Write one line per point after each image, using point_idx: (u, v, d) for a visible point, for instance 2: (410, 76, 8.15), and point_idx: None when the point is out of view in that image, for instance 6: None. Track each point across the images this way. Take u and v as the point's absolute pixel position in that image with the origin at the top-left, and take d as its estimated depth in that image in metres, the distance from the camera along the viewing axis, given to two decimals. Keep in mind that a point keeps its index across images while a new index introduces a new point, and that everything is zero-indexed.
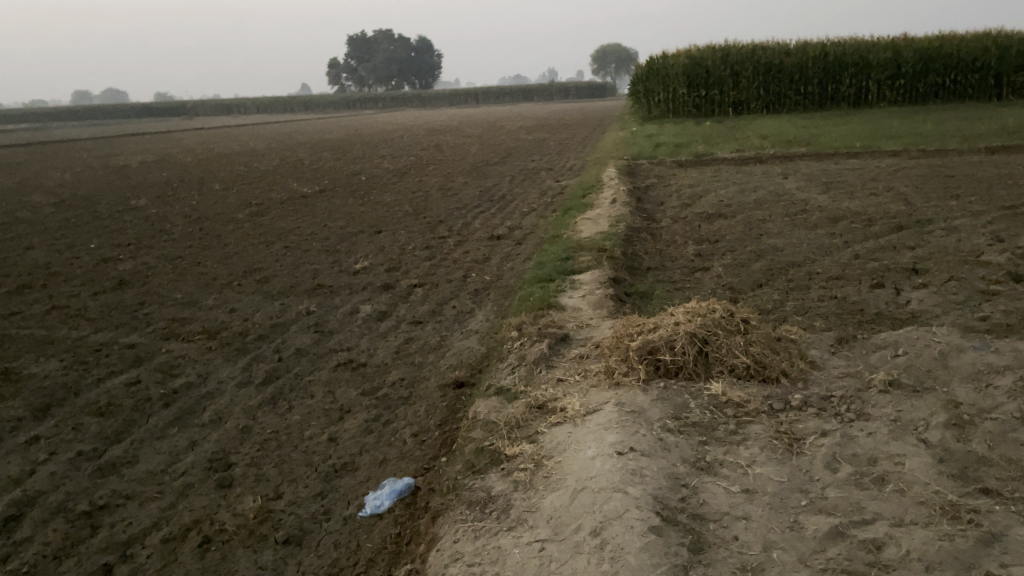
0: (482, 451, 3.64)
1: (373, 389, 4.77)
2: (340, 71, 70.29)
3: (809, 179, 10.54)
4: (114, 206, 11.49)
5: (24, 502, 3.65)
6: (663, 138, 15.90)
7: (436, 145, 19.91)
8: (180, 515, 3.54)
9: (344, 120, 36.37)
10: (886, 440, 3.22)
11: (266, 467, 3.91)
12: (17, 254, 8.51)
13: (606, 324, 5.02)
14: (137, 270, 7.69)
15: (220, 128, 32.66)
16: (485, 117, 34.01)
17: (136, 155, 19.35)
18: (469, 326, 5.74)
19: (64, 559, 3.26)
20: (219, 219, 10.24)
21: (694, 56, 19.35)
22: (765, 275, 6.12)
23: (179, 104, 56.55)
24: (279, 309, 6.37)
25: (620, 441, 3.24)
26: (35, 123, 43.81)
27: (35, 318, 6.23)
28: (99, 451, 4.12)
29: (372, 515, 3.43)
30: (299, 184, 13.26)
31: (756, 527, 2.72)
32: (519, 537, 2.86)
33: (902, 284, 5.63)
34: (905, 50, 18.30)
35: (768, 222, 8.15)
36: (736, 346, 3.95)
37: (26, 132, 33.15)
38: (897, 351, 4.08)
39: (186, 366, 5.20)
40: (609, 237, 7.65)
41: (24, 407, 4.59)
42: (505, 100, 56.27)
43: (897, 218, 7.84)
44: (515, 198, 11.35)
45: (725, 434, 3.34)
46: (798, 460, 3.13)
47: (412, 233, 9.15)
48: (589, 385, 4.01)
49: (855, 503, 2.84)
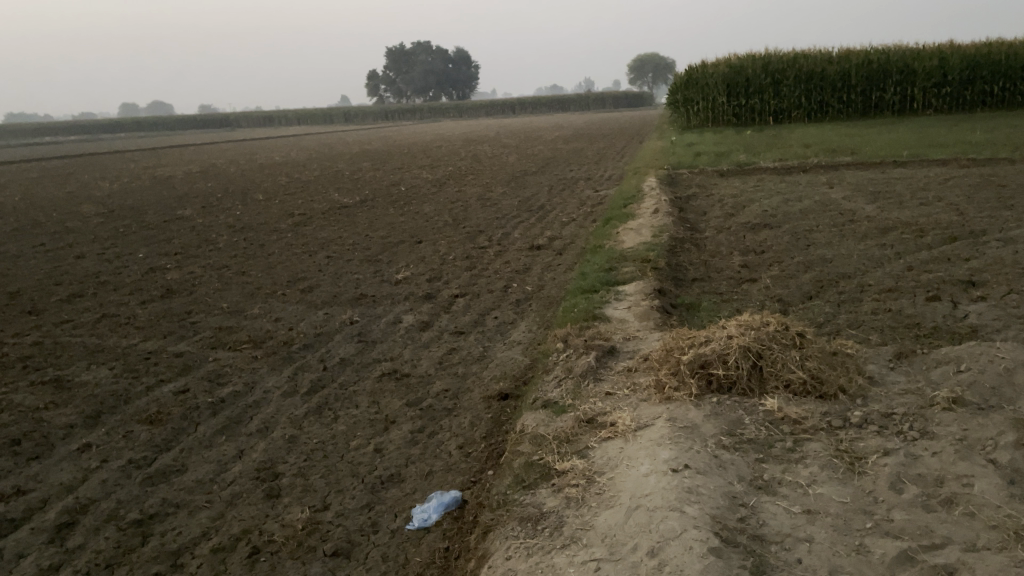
0: (531, 465, 3.59)
1: (417, 400, 4.74)
2: (379, 83, 71.21)
3: (855, 188, 10.33)
4: (161, 216, 11.69)
5: (77, 509, 3.68)
6: (703, 147, 15.71)
7: (475, 155, 19.96)
8: (230, 525, 3.55)
9: (381, 131, 36.65)
10: (953, 460, 3.10)
11: (313, 478, 3.90)
12: (68, 263, 8.69)
13: (653, 337, 4.94)
14: (183, 279, 7.82)
15: (261, 139, 33.21)
16: (521, 126, 33.98)
17: (180, 166, 19.72)
18: (513, 337, 5.70)
19: (116, 568, 3.28)
20: (262, 229, 10.37)
21: (734, 65, 19.17)
22: (815, 286, 5.99)
23: (222, 116, 57.67)
24: (323, 318, 6.39)
25: (674, 458, 3.16)
26: (88, 137, 45.12)
27: (85, 326, 6.34)
28: (149, 459, 4.15)
29: (420, 528, 3.40)
30: (340, 195, 13.38)
31: (820, 549, 2.63)
32: (573, 556, 2.80)
33: (959, 296, 5.47)
34: (952, 56, 17.89)
35: (815, 233, 7.98)
36: (791, 360, 3.85)
37: (76, 144, 34.04)
38: (960, 366, 3.93)
39: (232, 375, 5.24)
40: (651, 247, 7.57)
41: (76, 414, 4.65)
42: (542, 109, 56.38)
43: (951, 229, 7.62)
44: (555, 208, 11.31)
45: (782, 452, 3.25)
46: (860, 480, 3.03)
47: (452, 242, 9.17)
48: (639, 400, 3.94)
49: (924, 527, 2.72)
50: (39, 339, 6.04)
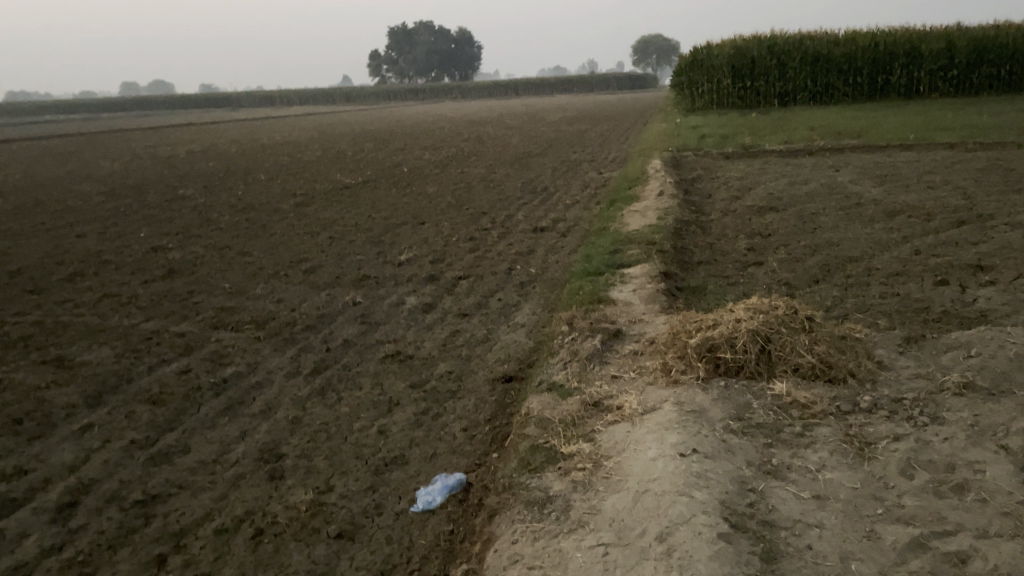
0: (537, 448, 3.56)
1: (421, 382, 4.71)
2: (381, 63, 70.84)
3: (861, 172, 10.24)
4: (162, 196, 11.61)
5: (79, 489, 3.66)
6: (707, 129, 15.61)
7: (477, 136, 19.82)
8: (233, 507, 3.52)
9: (382, 112, 36.42)
10: (963, 446, 3.06)
11: (316, 460, 3.87)
12: (70, 242, 8.64)
13: (659, 320, 4.90)
14: (185, 259, 7.77)
15: (262, 119, 33.03)
16: (524, 108, 33.79)
17: (182, 146, 19.60)
18: (517, 319, 5.66)
19: (119, 549, 3.26)
20: (264, 209, 10.31)
21: (739, 46, 19.02)
22: (822, 270, 5.94)
23: (223, 96, 57.35)
24: (326, 300, 6.35)
25: (682, 442, 3.13)
26: (89, 115, 44.95)
27: (87, 306, 6.31)
28: (153, 440, 4.13)
29: (425, 510, 3.38)
30: (343, 175, 13.30)
31: (831, 535, 2.60)
32: (580, 540, 2.77)
33: (967, 281, 5.41)
34: (959, 40, 17.69)
35: (821, 216, 7.91)
36: (800, 345, 3.81)
37: (77, 123, 33.93)
38: (970, 351, 3.89)
39: (235, 355, 5.20)
40: (657, 230, 7.50)
41: (78, 394, 4.63)
42: (545, 90, 56.04)
43: (958, 213, 7.55)
44: (558, 190, 11.24)
45: (790, 436, 3.22)
46: (871, 465, 2.99)
47: (455, 224, 9.11)
48: (645, 383, 3.90)
49: (935, 513, 2.69)
50: (41, 319, 6.01)
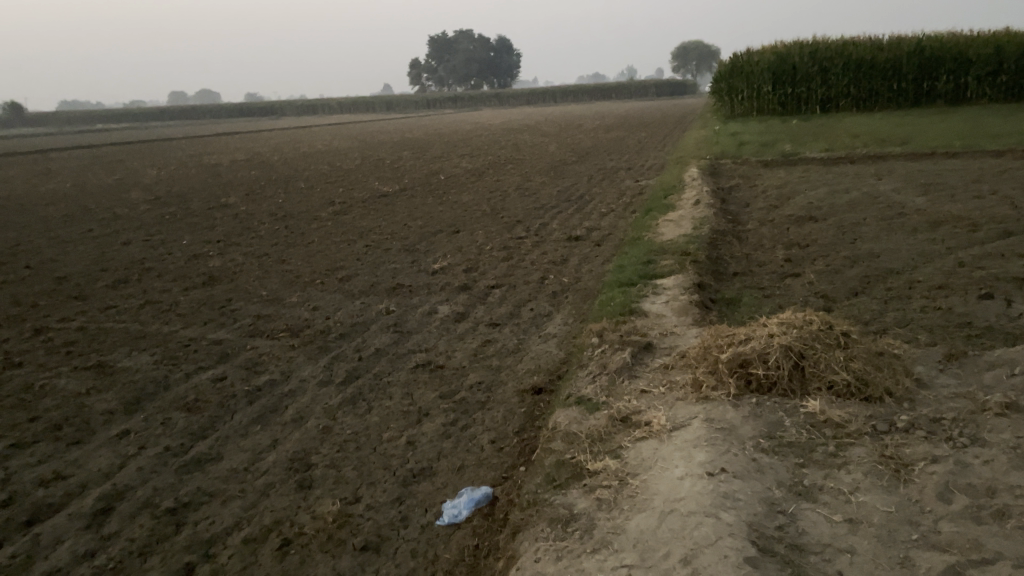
0: (563, 464, 3.52)
1: (451, 392, 4.71)
2: (421, 71, 71.61)
3: (905, 180, 10.01)
4: (205, 204, 11.81)
5: (114, 496, 3.72)
6: (747, 136, 15.43)
7: (515, 144, 19.82)
8: (262, 516, 3.55)
9: (420, 120, 36.57)
10: (1005, 470, 2.95)
11: (345, 470, 3.88)
12: (115, 249, 8.84)
13: (691, 333, 4.83)
14: (224, 266, 7.88)
15: (305, 127, 33.45)
16: (563, 115, 33.80)
17: (226, 154, 19.95)
18: (548, 330, 5.63)
19: (149, 557, 3.30)
20: (303, 217, 10.44)
21: (780, 52, 18.81)
22: (861, 282, 5.81)
23: (266, 104, 58.27)
24: (360, 308, 6.39)
25: (710, 461, 3.07)
26: (138, 124, 46.18)
27: (128, 312, 6.44)
28: (186, 447, 4.18)
29: (450, 524, 3.36)
30: (380, 183, 13.38)
31: (863, 561, 2.52)
32: (603, 561, 2.73)
33: (1013, 295, 5.24)
34: (1010, 44, 17.16)
35: (862, 226, 7.74)
36: (834, 361, 3.72)
37: (126, 131, 34.74)
38: (1013, 370, 3.76)
39: (269, 363, 5.25)
40: (692, 239, 7.41)
41: (117, 400, 4.72)
42: (584, 97, 55.96)
43: (1005, 223, 7.33)
44: (594, 198, 11.18)
45: (824, 456, 3.13)
46: (907, 488, 2.90)
47: (489, 232, 9.10)
48: (675, 399, 3.84)
49: (973, 540, 2.60)
50: (84, 325, 6.14)
